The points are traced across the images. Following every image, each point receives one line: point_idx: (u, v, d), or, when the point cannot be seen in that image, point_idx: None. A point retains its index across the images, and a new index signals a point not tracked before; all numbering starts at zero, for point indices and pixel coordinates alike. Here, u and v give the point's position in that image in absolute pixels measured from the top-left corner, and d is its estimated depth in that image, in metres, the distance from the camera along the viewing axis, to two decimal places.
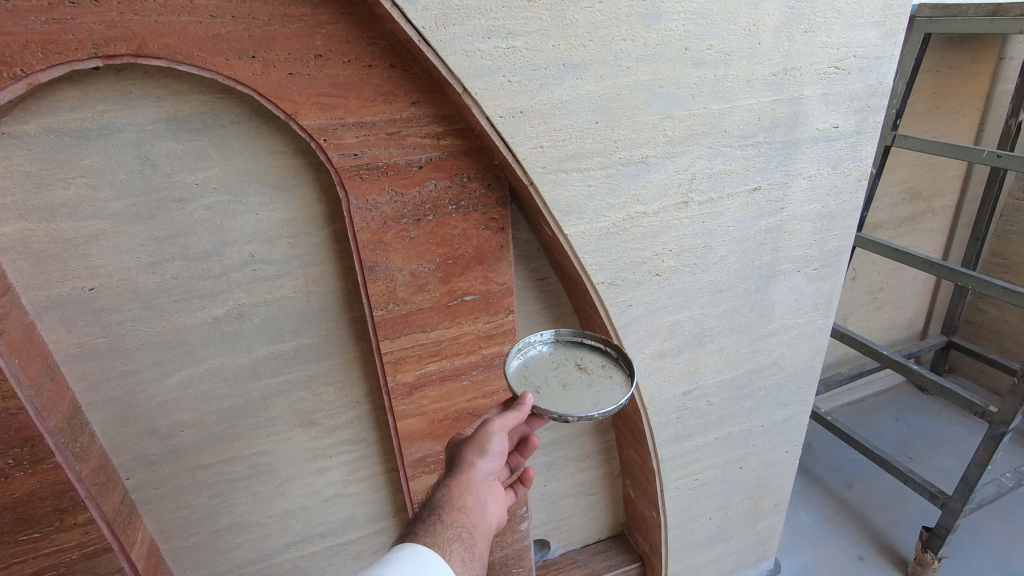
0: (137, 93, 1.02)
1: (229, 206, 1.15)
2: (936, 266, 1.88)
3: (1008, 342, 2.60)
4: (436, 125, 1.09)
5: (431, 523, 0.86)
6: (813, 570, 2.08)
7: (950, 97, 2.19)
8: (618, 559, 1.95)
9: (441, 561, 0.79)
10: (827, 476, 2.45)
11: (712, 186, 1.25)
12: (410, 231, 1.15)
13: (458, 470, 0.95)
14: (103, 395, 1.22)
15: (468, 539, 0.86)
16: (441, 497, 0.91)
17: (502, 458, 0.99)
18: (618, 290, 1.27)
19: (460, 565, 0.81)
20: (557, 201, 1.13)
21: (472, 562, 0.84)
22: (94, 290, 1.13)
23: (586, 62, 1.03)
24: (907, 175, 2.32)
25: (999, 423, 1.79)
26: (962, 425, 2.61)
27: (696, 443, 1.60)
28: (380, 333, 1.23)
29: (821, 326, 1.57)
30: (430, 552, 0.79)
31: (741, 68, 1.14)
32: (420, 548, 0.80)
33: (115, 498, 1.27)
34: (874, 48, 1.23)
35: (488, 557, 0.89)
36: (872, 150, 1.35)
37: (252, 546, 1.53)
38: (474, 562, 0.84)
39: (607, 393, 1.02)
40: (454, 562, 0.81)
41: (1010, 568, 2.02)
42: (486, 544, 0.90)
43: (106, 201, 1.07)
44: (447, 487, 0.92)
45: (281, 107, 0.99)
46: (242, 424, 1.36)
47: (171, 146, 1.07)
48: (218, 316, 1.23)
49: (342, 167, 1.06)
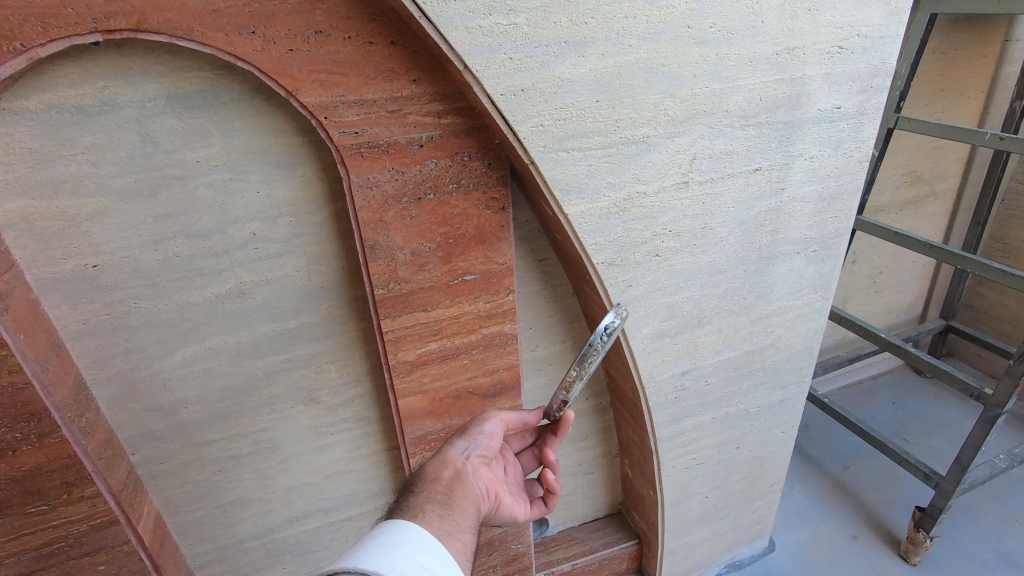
0: (137, 69, 1.01)
1: (230, 185, 1.15)
2: (935, 249, 1.89)
3: (1006, 326, 2.61)
4: (437, 104, 1.08)
5: (409, 492, 0.94)
6: (807, 549, 2.11)
7: (955, 80, 2.17)
8: (615, 537, 1.98)
9: (409, 515, 0.84)
10: (823, 457, 2.48)
11: (713, 167, 1.25)
12: (411, 210, 1.15)
13: (438, 452, 1.06)
14: (108, 372, 1.24)
15: (443, 500, 0.91)
16: (422, 471, 1.02)
17: (486, 445, 1.09)
18: (618, 270, 1.28)
19: (430, 520, 0.84)
20: (557, 180, 1.13)
21: (441, 519, 0.86)
22: (97, 268, 1.14)
23: (588, 39, 1.03)
24: (909, 158, 2.31)
25: (994, 405, 1.81)
26: (958, 408, 2.63)
27: (694, 422, 1.62)
28: (380, 312, 1.24)
29: (819, 308, 1.58)
30: (399, 518, 0.82)
31: (744, 47, 1.14)
32: (397, 521, 0.81)
33: (121, 473, 1.29)
34: (878, 27, 1.22)
35: (463, 519, 0.90)
36: (874, 131, 1.34)
37: (256, 521, 1.55)
38: (443, 519, 0.86)
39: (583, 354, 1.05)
40: (428, 518, 0.85)
41: (1001, 549, 2.05)
42: (463, 507, 0.93)
43: (108, 178, 1.08)
44: (428, 466, 1.02)
45: (282, 84, 0.99)
46: (246, 402, 1.38)
47: (172, 124, 1.07)
48: (220, 294, 1.24)
49: (342, 145, 1.06)
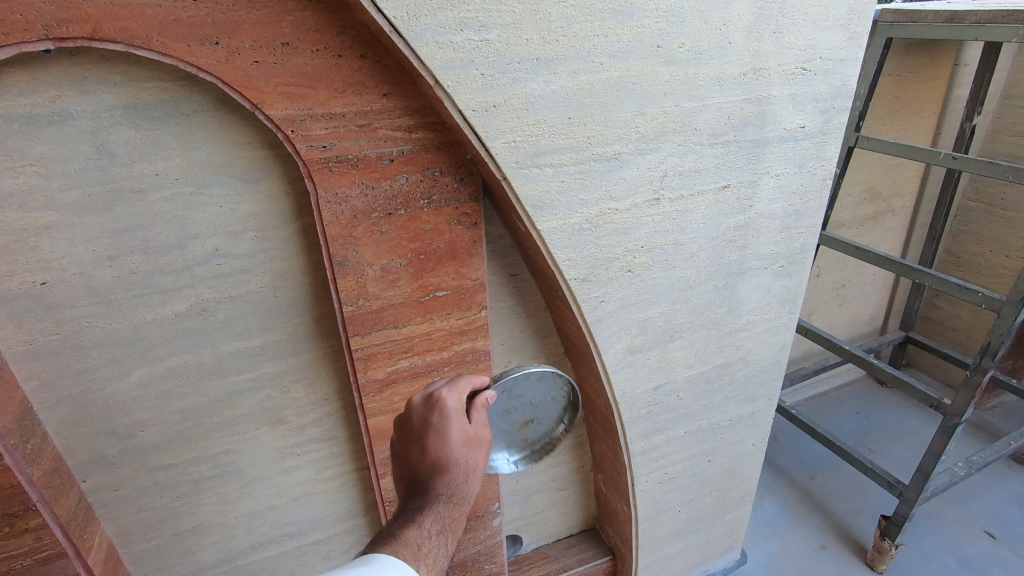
0: (92, 78, 0.97)
1: (192, 198, 1.11)
2: (895, 263, 1.94)
3: (961, 337, 2.72)
4: (408, 118, 1.07)
5: (439, 548, 0.86)
6: (777, 560, 2.13)
7: (909, 101, 2.27)
8: (589, 553, 1.96)
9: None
10: (791, 467, 2.52)
11: (683, 183, 1.26)
12: (381, 226, 1.13)
13: (466, 495, 0.93)
14: (57, 395, 1.17)
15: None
16: (447, 513, 0.90)
17: None
18: (591, 286, 1.28)
19: None
20: (529, 197, 1.13)
21: None
22: (46, 285, 1.08)
23: (559, 57, 1.03)
24: (868, 175, 2.39)
25: (952, 415, 1.87)
26: (918, 416, 2.71)
27: (666, 437, 1.62)
28: (349, 329, 1.21)
29: (787, 321, 1.60)
30: None
31: (712, 66, 1.16)
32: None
33: (70, 501, 1.22)
34: (839, 51, 1.25)
35: None
36: (837, 150, 1.38)
37: (216, 548, 1.49)
38: None
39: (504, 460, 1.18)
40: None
41: (962, 555, 2.11)
42: None
43: (58, 191, 1.02)
44: (456, 507, 0.91)
45: (247, 96, 0.96)
46: (207, 424, 1.32)
47: (129, 135, 1.03)
48: (180, 312, 1.19)
49: (310, 159, 1.03)
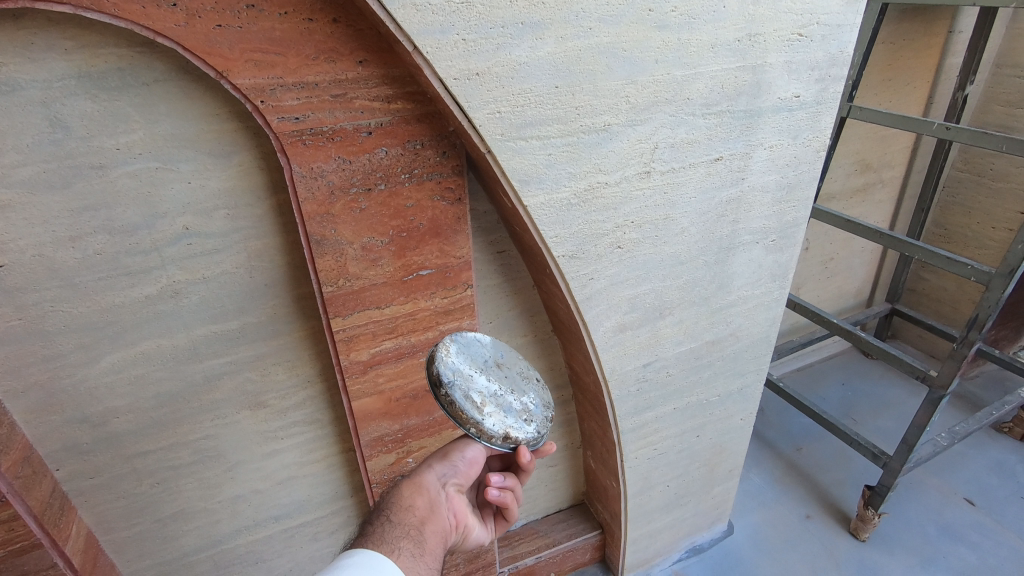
0: (40, 44, 0.90)
1: (157, 174, 1.05)
2: (885, 236, 1.92)
3: (946, 308, 2.74)
4: (385, 87, 1.01)
5: (385, 524, 0.93)
6: (763, 530, 2.16)
7: (903, 70, 2.22)
8: (578, 528, 1.98)
9: (394, 556, 0.83)
10: (778, 439, 2.55)
11: (675, 156, 1.22)
12: (360, 202, 1.08)
13: (413, 474, 1.02)
14: (23, 383, 1.12)
15: (418, 538, 0.90)
16: (394, 500, 0.98)
17: (465, 473, 1.01)
18: (579, 263, 1.24)
19: (408, 559, 0.84)
20: (515, 170, 1.08)
21: (422, 557, 0.87)
22: (3, 268, 1.02)
23: (546, 21, 0.97)
24: (860, 147, 2.36)
25: (938, 386, 1.88)
26: (903, 387, 2.75)
27: (655, 414, 1.61)
28: (330, 311, 1.16)
29: (777, 296, 1.58)
30: (372, 553, 0.82)
31: (706, 32, 1.10)
32: (366, 552, 0.82)
33: (42, 491, 1.18)
34: (836, 16, 1.21)
35: (438, 553, 0.91)
36: (832, 120, 1.34)
37: (200, 533, 1.46)
38: (423, 556, 0.88)
39: (474, 355, 1.02)
40: (402, 554, 0.85)
41: (942, 521, 2.16)
42: (438, 541, 0.93)
43: (10, 167, 0.96)
44: (401, 490, 0.99)
45: (210, 64, 0.90)
46: (185, 409, 1.28)
47: (85, 106, 0.96)
48: (151, 294, 1.14)
49: (282, 132, 0.97)
